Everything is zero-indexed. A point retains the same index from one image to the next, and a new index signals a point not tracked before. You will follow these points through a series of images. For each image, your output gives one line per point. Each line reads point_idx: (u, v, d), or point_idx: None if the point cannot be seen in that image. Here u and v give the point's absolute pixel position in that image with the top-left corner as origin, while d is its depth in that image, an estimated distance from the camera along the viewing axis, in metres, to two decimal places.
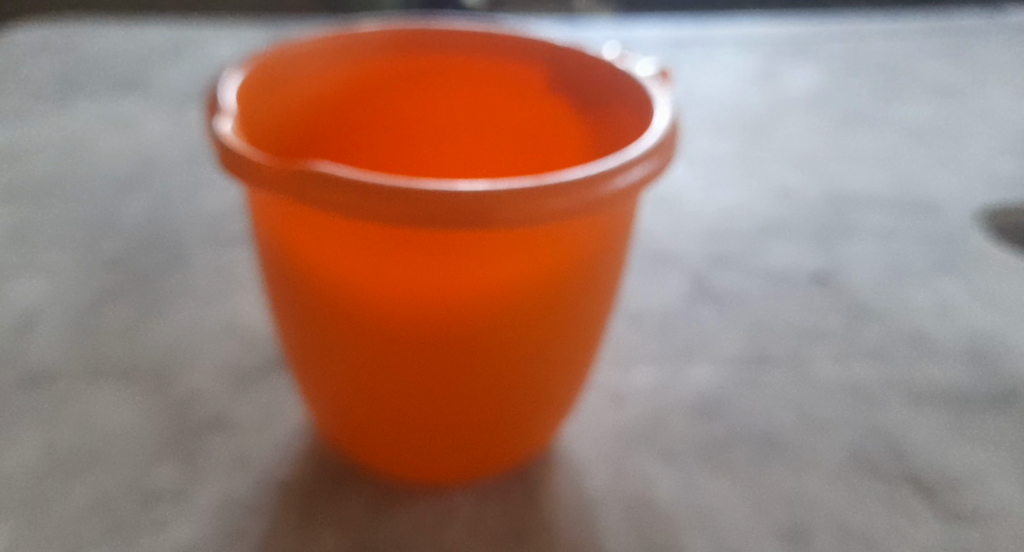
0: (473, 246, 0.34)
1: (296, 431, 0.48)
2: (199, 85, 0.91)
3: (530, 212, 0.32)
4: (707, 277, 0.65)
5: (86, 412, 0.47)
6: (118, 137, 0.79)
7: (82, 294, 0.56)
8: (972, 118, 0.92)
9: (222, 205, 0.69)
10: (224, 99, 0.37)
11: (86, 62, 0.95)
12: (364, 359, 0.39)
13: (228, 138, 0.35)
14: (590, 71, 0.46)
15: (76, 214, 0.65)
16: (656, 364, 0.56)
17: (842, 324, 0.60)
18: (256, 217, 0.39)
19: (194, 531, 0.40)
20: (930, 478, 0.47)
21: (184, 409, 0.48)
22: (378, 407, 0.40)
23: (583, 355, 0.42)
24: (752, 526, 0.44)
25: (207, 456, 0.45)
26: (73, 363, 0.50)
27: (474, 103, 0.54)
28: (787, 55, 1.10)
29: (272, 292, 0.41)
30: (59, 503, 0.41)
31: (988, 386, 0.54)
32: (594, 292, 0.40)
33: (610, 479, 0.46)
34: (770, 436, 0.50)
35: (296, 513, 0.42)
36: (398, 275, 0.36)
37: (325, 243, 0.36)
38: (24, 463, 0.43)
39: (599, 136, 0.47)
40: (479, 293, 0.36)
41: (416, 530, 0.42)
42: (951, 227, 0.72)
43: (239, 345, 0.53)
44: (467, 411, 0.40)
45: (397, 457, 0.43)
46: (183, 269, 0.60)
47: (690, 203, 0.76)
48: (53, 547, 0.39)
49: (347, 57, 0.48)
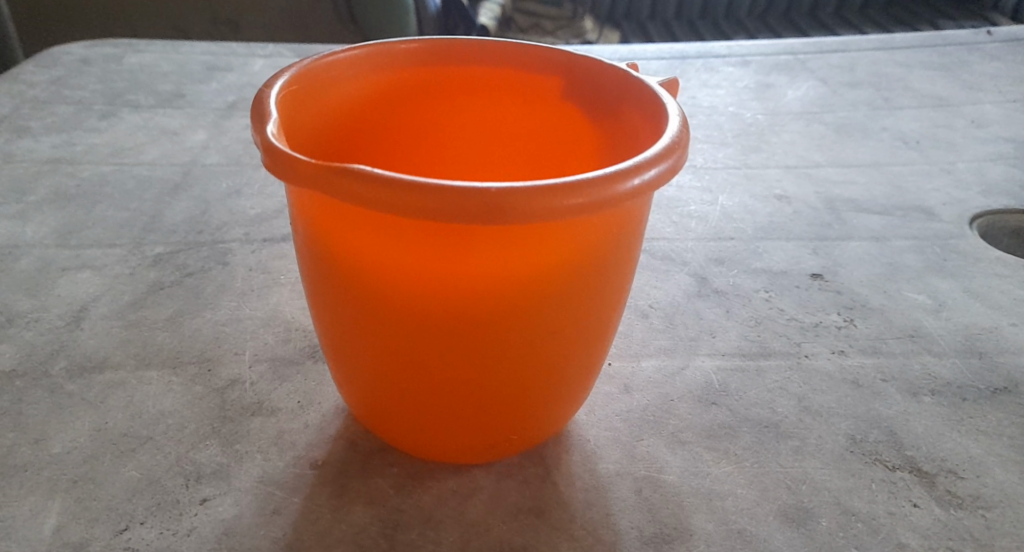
0: (496, 241, 0.38)
1: (327, 417, 0.50)
2: (224, 98, 0.95)
3: (554, 207, 0.35)
4: (712, 276, 0.68)
5: (132, 398, 0.50)
6: (151, 145, 0.82)
7: (124, 290, 0.60)
8: (966, 126, 0.96)
9: (251, 208, 0.73)
10: (268, 104, 0.41)
11: (116, 75, 0.99)
12: (391, 346, 0.42)
13: (273, 140, 0.38)
14: (607, 81, 0.50)
15: (117, 216, 0.69)
16: (665, 356, 0.59)
17: (841, 320, 0.63)
18: (294, 213, 0.43)
19: (236, 510, 0.44)
20: (930, 467, 0.50)
21: (222, 396, 0.51)
22: (405, 392, 0.43)
23: (599, 343, 0.46)
24: (758, 508, 0.47)
25: (244, 440, 0.48)
26: (119, 353, 0.54)
27: (493, 113, 0.57)
28: (786, 69, 1.14)
29: (309, 283, 0.44)
30: (108, 483, 0.45)
31: (982, 380, 0.57)
32: (610, 285, 0.43)
33: (623, 461, 0.49)
34: (774, 423, 0.53)
35: (330, 493, 0.45)
36: (425, 268, 0.39)
37: (359, 237, 0.39)
38: (75, 446, 0.47)
39: (613, 140, 0.51)
40: (500, 286, 0.39)
41: (441, 505, 0.45)
42: (946, 230, 0.75)
43: (272, 337, 0.57)
44: (488, 396, 0.43)
45: (423, 439, 0.46)
46: (216, 267, 0.64)
47: (695, 206, 0.79)
48: (105, 522, 0.42)
49: (374, 70, 0.52)
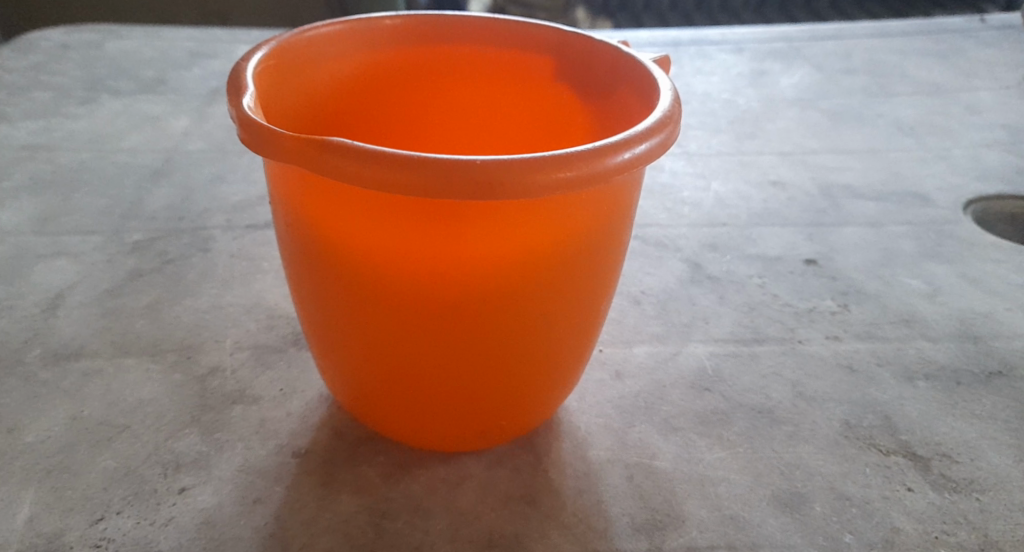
0: (483, 219, 0.36)
1: (312, 405, 0.49)
2: (209, 85, 0.94)
3: (544, 182, 0.34)
4: (705, 262, 0.67)
5: (111, 386, 0.49)
6: (134, 132, 0.81)
7: (104, 278, 0.58)
8: (961, 112, 0.95)
9: (235, 195, 0.71)
10: (245, 78, 0.40)
11: (100, 62, 0.97)
12: (375, 328, 0.40)
13: (249, 114, 0.37)
14: (599, 57, 0.49)
15: (97, 203, 0.68)
16: (657, 343, 0.58)
17: (836, 306, 0.62)
18: (275, 192, 0.41)
19: (216, 499, 0.42)
20: (927, 452, 0.49)
21: (204, 384, 0.50)
22: (390, 376, 0.42)
23: (591, 323, 0.44)
24: (751, 494, 0.46)
25: (226, 427, 0.47)
26: (98, 341, 0.52)
27: (482, 93, 0.56)
28: (780, 57, 1.13)
29: (291, 266, 0.43)
30: (84, 472, 0.43)
31: (979, 364, 0.56)
32: (601, 265, 0.42)
33: (615, 447, 0.48)
34: (769, 409, 0.52)
35: (314, 482, 0.44)
36: (410, 246, 0.37)
37: (342, 215, 0.38)
38: (49, 434, 0.45)
39: (605, 118, 0.49)
40: (487, 266, 0.38)
41: (428, 494, 0.44)
42: (941, 215, 0.74)
43: (255, 324, 0.55)
44: (476, 379, 0.42)
45: (410, 426, 0.45)
46: (199, 254, 0.62)
47: (689, 192, 0.78)
48: (78, 513, 0.41)
49: (358, 46, 0.51)
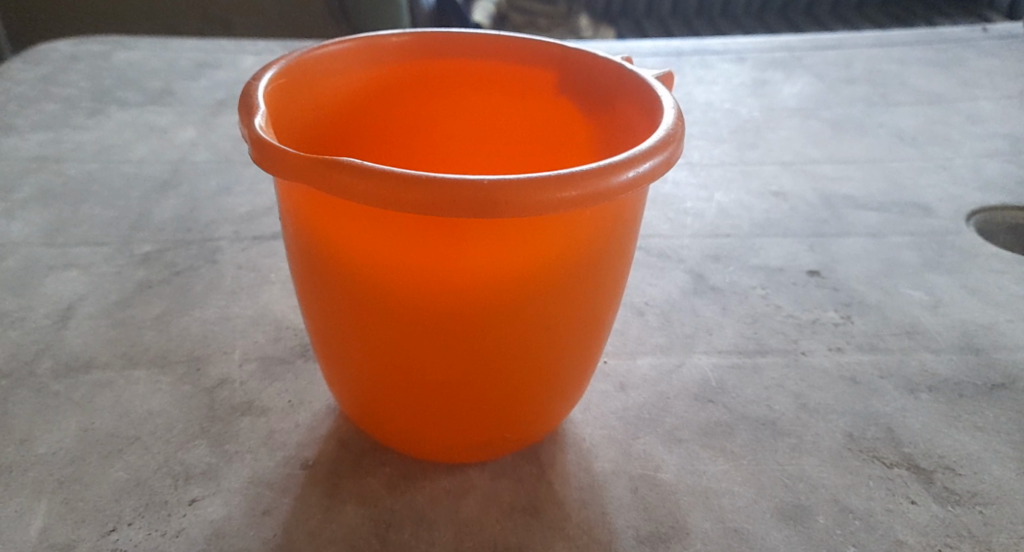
0: (489, 235, 0.37)
1: (318, 416, 0.50)
2: (214, 95, 0.95)
3: (548, 200, 0.35)
4: (708, 273, 0.68)
5: (121, 397, 0.50)
6: (140, 143, 0.81)
7: (113, 289, 0.59)
8: (962, 122, 0.95)
9: (242, 205, 0.72)
10: (256, 97, 0.40)
11: (106, 73, 0.98)
12: (382, 341, 0.41)
13: (260, 133, 0.37)
14: (602, 73, 0.49)
15: (106, 214, 0.68)
16: (661, 354, 0.58)
17: (838, 317, 0.62)
18: (284, 207, 0.42)
19: (225, 511, 0.43)
20: (930, 464, 0.49)
21: (212, 396, 0.50)
22: (396, 388, 0.43)
23: (595, 336, 0.45)
24: (755, 507, 0.46)
25: (234, 439, 0.47)
26: (108, 353, 0.53)
27: (487, 106, 0.57)
28: (781, 66, 1.13)
29: (299, 280, 0.44)
30: (95, 484, 0.44)
31: (980, 376, 0.56)
32: (605, 279, 0.42)
33: (619, 458, 0.49)
34: (772, 421, 0.52)
35: (321, 493, 0.45)
36: (416, 262, 0.38)
37: (350, 231, 0.38)
38: (60, 446, 0.46)
39: (608, 133, 0.50)
40: (492, 281, 0.38)
41: (434, 505, 0.45)
42: (942, 226, 0.74)
43: (262, 335, 0.56)
44: (481, 391, 0.42)
45: (416, 437, 0.45)
46: (206, 265, 0.63)
47: (691, 203, 0.79)
48: (89, 525, 0.41)
49: (364, 62, 0.51)
